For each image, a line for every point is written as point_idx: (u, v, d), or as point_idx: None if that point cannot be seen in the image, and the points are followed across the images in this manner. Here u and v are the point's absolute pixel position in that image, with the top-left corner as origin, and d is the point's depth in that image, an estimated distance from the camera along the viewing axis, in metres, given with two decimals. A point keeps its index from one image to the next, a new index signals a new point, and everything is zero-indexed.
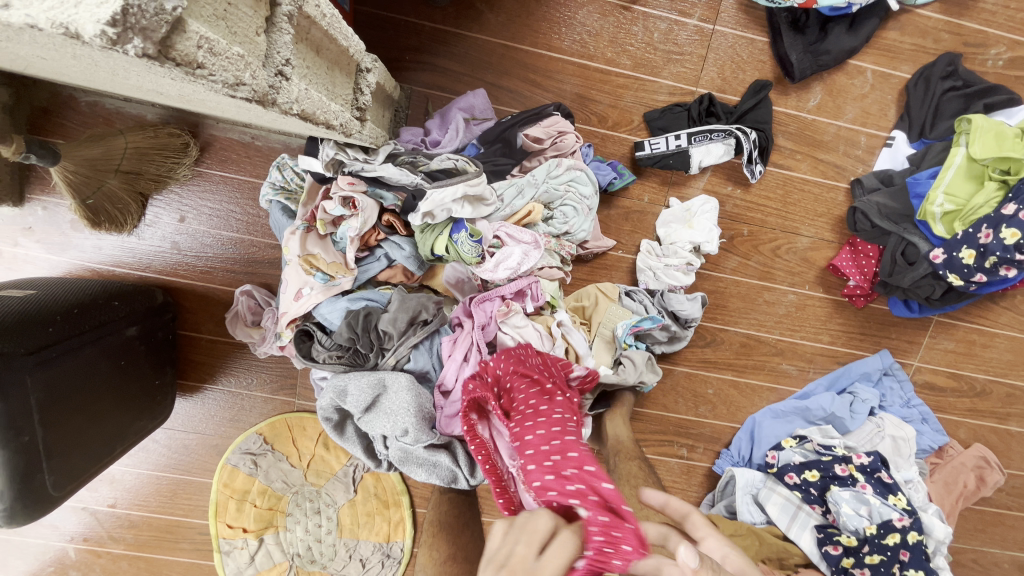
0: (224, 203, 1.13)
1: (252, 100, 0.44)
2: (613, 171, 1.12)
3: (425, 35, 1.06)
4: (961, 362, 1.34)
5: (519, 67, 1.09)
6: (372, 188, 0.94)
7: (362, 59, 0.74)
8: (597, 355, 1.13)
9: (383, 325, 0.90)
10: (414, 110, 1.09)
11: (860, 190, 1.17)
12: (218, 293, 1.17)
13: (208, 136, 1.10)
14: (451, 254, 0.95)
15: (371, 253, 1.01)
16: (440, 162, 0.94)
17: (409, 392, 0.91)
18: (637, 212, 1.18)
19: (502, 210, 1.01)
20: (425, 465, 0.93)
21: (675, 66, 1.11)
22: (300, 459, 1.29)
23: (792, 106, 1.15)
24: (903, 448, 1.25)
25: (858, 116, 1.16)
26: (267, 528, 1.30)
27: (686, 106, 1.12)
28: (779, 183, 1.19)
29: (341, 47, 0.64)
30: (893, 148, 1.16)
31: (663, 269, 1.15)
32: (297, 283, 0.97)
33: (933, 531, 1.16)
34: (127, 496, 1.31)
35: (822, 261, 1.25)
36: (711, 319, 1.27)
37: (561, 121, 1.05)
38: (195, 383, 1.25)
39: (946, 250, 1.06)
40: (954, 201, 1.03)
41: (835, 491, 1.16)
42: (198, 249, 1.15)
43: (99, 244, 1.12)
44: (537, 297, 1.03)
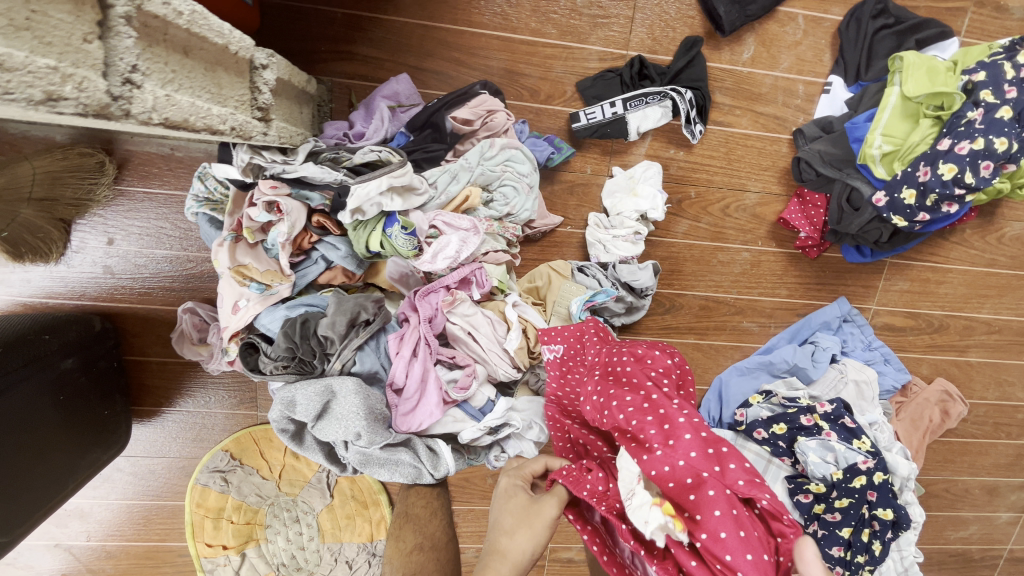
0: (153, 220, 1.08)
1: (87, 113, 0.41)
2: (551, 145, 1.09)
3: (338, 23, 1.01)
4: (917, 300, 1.35)
5: (441, 47, 1.04)
6: (296, 189, 0.89)
7: (256, 55, 0.70)
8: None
9: (323, 330, 0.87)
10: (337, 103, 1.05)
11: (803, 139, 1.16)
12: (161, 313, 1.13)
13: (123, 152, 1.04)
14: (387, 249, 0.93)
15: (307, 257, 0.98)
16: (363, 155, 0.91)
17: (358, 395, 0.89)
18: (581, 184, 1.16)
19: (437, 198, 0.98)
20: (387, 465, 0.90)
21: (603, 31, 1.07)
22: (272, 470, 1.28)
23: (726, 61, 1.12)
24: (866, 391, 1.28)
25: (794, 64, 1.14)
26: (247, 543, 1.30)
27: (618, 71, 1.09)
28: (721, 141, 1.17)
29: (221, 45, 0.60)
30: (831, 94, 1.14)
31: (611, 241, 1.14)
32: (232, 296, 0.94)
33: (898, 469, 1.18)
34: (99, 529, 1.28)
35: (772, 215, 1.24)
36: (668, 286, 1.26)
37: (489, 99, 1.02)
38: (152, 407, 1.21)
39: (888, 192, 1.05)
40: (892, 141, 1.03)
41: (802, 441, 1.16)
42: (132, 271, 1.10)
43: (27, 276, 1.07)
44: (482, 284, 1.00)
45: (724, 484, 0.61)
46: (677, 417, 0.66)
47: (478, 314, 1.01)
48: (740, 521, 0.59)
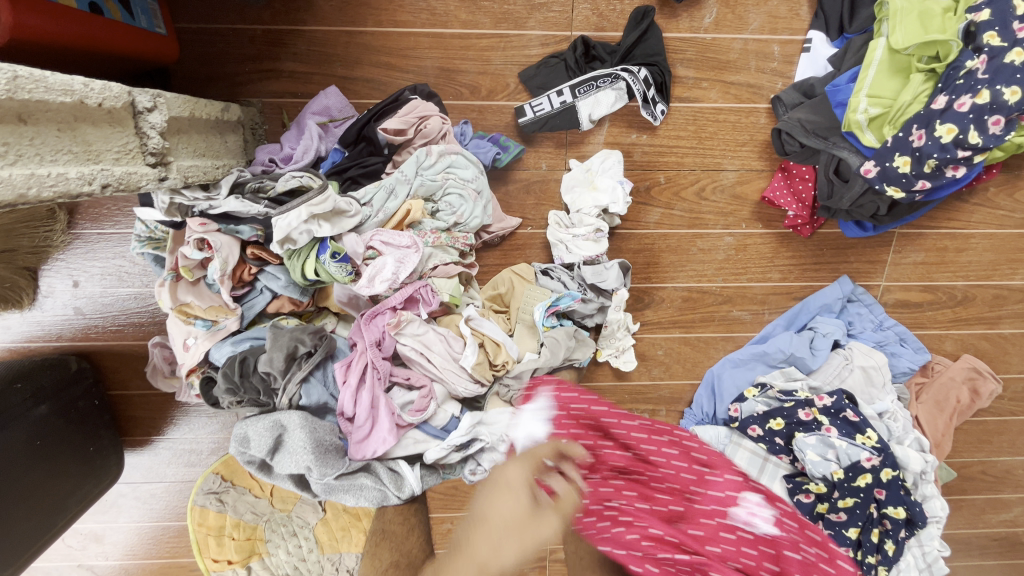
0: (111, 259, 1.09)
1: None
2: (495, 145, 1.01)
3: (260, 41, 0.97)
4: (934, 272, 1.20)
5: (369, 52, 0.98)
6: (225, 225, 0.87)
7: (134, 99, 0.66)
8: (521, 344, 1.06)
9: (262, 367, 0.85)
10: (271, 125, 1.01)
11: (781, 108, 1.03)
12: (134, 348, 1.16)
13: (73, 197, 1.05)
14: (324, 276, 0.89)
15: (252, 288, 0.96)
16: (286, 182, 0.87)
17: (304, 429, 0.87)
18: (538, 182, 1.08)
19: (374, 217, 0.94)
20: (351, 490, 0.89)
21: (541, 13, 0.98)
22: (264, 488, 1.34)
23: (685, 29, 1.00)
24: (875, 377, 1.16)
25: (765, 23, 1.01)
26: (251, 557, 1.31)
27: (562, 56, 1.00)
28: (689, 118, 1.06)
29: (74, 101, 0.57)
30: (812, 53, 1.01)
31: (572, 240, 1.06)
32: (180, 335, 0.95)
33: (910, 464, 1.08)
34: (115, 549, 1.35)
35: (755, 194, 1.12)
36: (646, 279, 1.17)
37: (420, 104, 0.95)
38: (143, 437, 1.25)
39: (878, 161, 0.92)
40: (878, 103, 0.90)
41: (800, 438, 1.08)
42: (101, 310, 1.12)
43: (6, 324, 1.11)
44: (429, 301, 0.97)
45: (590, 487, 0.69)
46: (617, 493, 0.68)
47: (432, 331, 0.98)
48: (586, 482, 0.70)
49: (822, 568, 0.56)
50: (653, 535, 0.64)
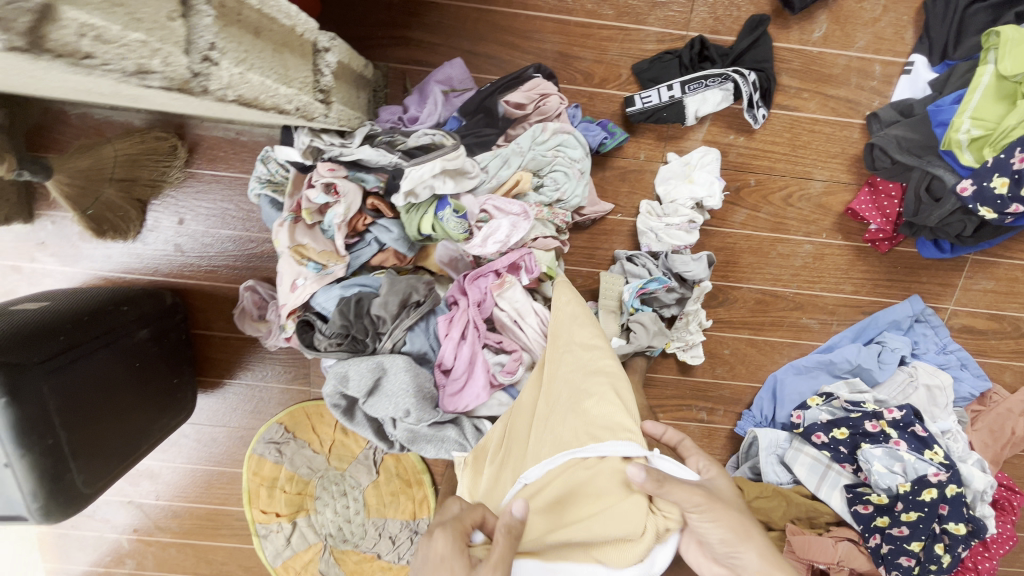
0: (219, 201, 1.14)
1: (173, 88, 0.43)
2: (603, 131, 1.06)
3: (395, 9, 1.02)
4: (1002, 302, 1.24)
5: (496, 30, 1.04)
6: (352, 172, 0.92)
7: (317, 38, 0.71)
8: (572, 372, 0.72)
9: (376, 309, 0.90)
10: (392, 88, 1.06)
11: (877, 125, 1.08)
12: (224, 290, 1.20)
13: (194, 136, 1.10)
14: (439, 232, 0.94)
15: (361, 239, 1.00)
16: (418, 138, 0.92)
17: (407, 373, 0.91)
18: (634, 171, 1.13)
19: (488, 182, 0.98)
20: (433, 441, 0.95)
21: (662, 10, 1.04)
22: (322, 445, 1.33)
23: (795, 40, 1.06)
24: (939, 397, 1.18)
25: (871, 43, 1.06)
26: (298, 512, 1.37)
27: (677, 53, 1.05)
28: (786, 126, 1.11)
29: (285, 26, 0.61)
30: (912, 75, 1.06)
31: (664, 230, 1.11)
32: (290, 275, 0.97)
33: (972, 482, 1.10)
34: (168, 489, 1.39)
35: (839, 206, 1.16)
36: (723, 278, 1.21)
37: (542, 83, 1.01)
38: (215, 379, 1.29)
39: (975, 180, 0.97)
40: (982, 125, 0.94)
41: (866, 448, 1.10)
42: (200, 250, 1.17)
43: (108, 253, 1.17)
44: (532, 269, 1.00)
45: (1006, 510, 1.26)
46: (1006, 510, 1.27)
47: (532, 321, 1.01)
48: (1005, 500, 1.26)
49: (998, 543, 1.22)
50: (1006, 525, 1.25)
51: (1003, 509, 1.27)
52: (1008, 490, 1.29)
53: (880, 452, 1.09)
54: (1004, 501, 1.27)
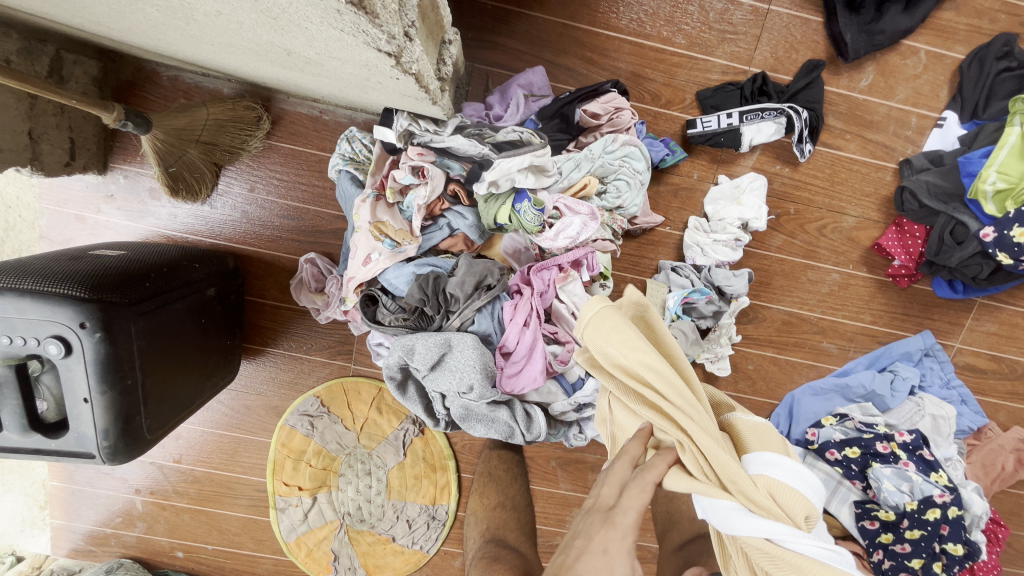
0: (293, 174, 1.19)
1: (392, 56, 0.48)
2: (666, 148, 1.14)
3: (489, 14, 1.10)
4: (1002, 344, 1.35)
5: (577, 45, 1.12)
6: (440, 158, 0.99)
7: (447, 31, 0.77)
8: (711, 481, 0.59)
9: (452, 288, 0.97)
10: (474, 87, 1.13)
11: (909, 170, 1.19)
12: (284, 260, 1.24)
13: (279, 110, 1.16)
14: (513, 223, 1.00)
15: (434, 223, 1.05)
16: (506, 134, 1.00)
17: (474, 350, 0.96)
18: (686, 188, 1.22)
19: (560, 182, 1.06)
20: (485, 420, 0.99)
21: (729, 46, 1.14)
22: (354, 422, 1.35)
23: (843, 86, 1.17)
24: (943, 427, 1.27)
25: (909, 97, 1.17)
26: (321, 488, 1.37)
27: (739, 85, 1.14)
28: (827, 163, 1.21)
29: (437, 16, 0.67)
30: (944, 129, 1.17)
31: (710, 245, 1.18)
32: (365, 249, 1.00)
33: (972, 506, 1.18)
34: (191, 452, 1.39)
35: (867, 240, 1.26)
36: (755, 296, 1.29)
37: (618, 97, 1.09)
38: (258, 346, 1.32)
39: (997, 228, 1.06)
40: (1007, 179, 1.04)
41: (877, 467, 1.15)
42: (265, 218, 1.21)
43: (175, 212, 1.20)
44: (593, 267, 1.07)
45: (993, 541, 1.31)
46: (995, 542, 1.32)
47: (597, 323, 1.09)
48: (991, 532, 1.32)
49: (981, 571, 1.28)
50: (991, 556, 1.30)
51: (992, 540, 1.32)
52: (997, 523, 1.34)
53: (892, 471, 1.14)
54: (992, 533, 1.32)
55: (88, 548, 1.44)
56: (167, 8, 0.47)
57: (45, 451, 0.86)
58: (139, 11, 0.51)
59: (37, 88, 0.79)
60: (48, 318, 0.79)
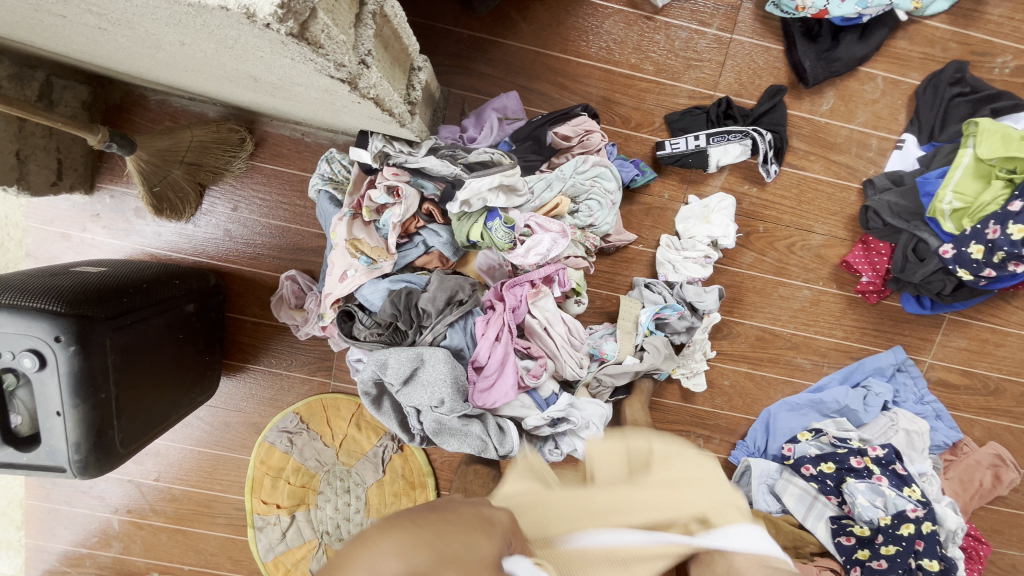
0: (274, 194, 1.22)
1: (345, 82, 0.51)
2: (636, 168, 1.18)
3: (464, 43, 1.15)
4: (973, 359, 1.37)
5: (549, 71, 1.17)
6: (414, 178, 1.02)
7: (415, 58, 0.81)
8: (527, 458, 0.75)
9: (424, 303, 0.99)
10: (451, 110, 1.18)
11: (872, 190, 1.22)
12: (264, 277, 1.26)
13: (262, 132, 1.20)
14: (485, 240, 1.03)
15: (410, 240, 1.08)
16: (478, 155, 1.03)
17: (446, 365, 0.98)
18: (658, 208, 1.25)
19: (532, 202, 1.09)
20: (457, 435, 1.00)
21: (695, 72, 1.19)
22: (333, 438, 1.36)
23: (805, 110, 1.22)
24: (917, 441, 1.27)
25: (870, 120, 1.22)
26: (299, 506, 1.36)
27: (705, 109, 1.19)
28: (794, 183, 1.25)
29: (402, 45, 0.71)
30: (904, 150, 1.21)
31: (681, 262, 1.21)
32: (342, 265, 1.04)
33: (946, 522, 1.18)
34: (170, 470, 1.39)
35: (835, 258, 1.29)
36: (728, 312, 1.32)
37: (588, 120, 1.13)
38: (239, 363, 1.33)
39: (956, 245, 1.09)
40: (963, 199, 1.09)
41: (851, 482, 1.16)
42: (247, 237, 1.24)
43: (159, 231, 1.23)
44: (564, 283, 1.09)
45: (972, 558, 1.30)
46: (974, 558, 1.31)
47: (574, 337, 1.12)
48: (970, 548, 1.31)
49: None
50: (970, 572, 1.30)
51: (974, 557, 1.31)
52: (975, 537, 1.34)
53: (868, 486, 1.15)
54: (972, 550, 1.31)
55: (63, 568, 1.42)
56: (137, 39, 0.51)
57: (16, 465, 0.87)
58: (112, 40, 0.55)
59: (24, 111, 0.82)
60: (24, 332, 0.81)
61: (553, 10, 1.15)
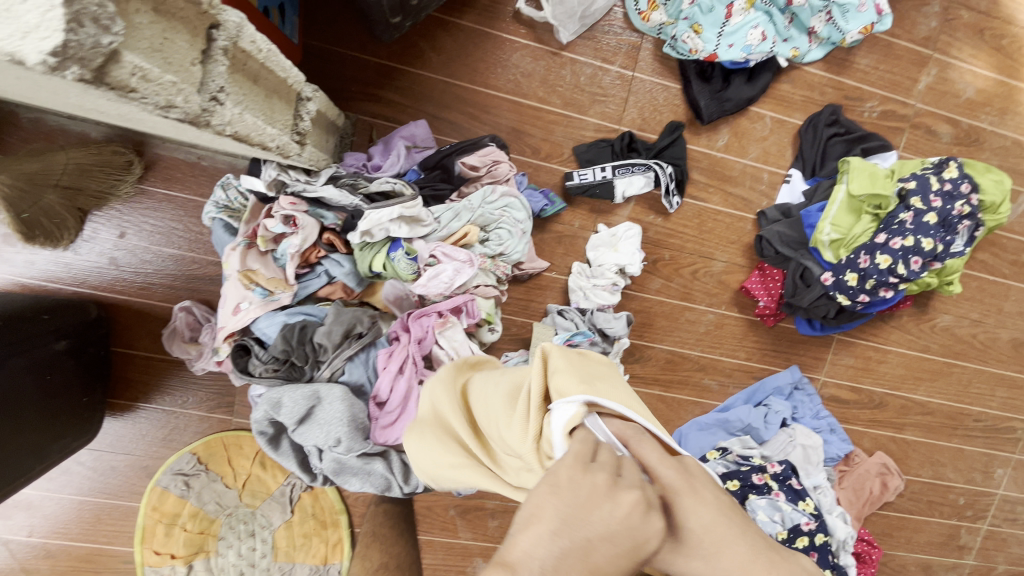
0: (166, 219, 1.15)
1: (184, 120, 0.49)
2: (545, 198, 1.20)
3: (371, 70, 1.14)
4: (860, 376, 1.48)
5: (458, 101, 1.18)
6: (313, 208, 0.99)
7: (303, 88, 0.80)
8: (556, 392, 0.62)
9: (319, 337, 0.96)
10: (358, 137, 1.16)
11: (765, 221, 1.31)
12: (156, 308, 1.18)
13: (153, 155, 1.13)
14: (389, 271, 1.03)
15: (312, 270, 1.04)
16: (379, 185, 1.01)
17: (343, 402, 0.94)
18: (569, 236, 1.28)
19: (439, 231, 1.07)
20: (359, 474, 0.97)
21: (600, 107, 1.24)
22: (236, 479, 1.27)
23: (703, 145, 1.29)
24: (812, 456, 1.35)
25: (760, 156, 1.31)
26: (197, 554, 1.26)
27: (610, 142, 1.24)
28: (695, 213, 1.32)
29: (279, 77, 0.69)
30: (791, 184, 1.31)
31: (591, 288, 1.25)
32: (235, 297, 0.97)
33: (836, 531, 1.25)
34: (45, 524, 1.24)
35: (735, 283, 1.36)
36: (639, 336, 1.36)
37: (496, 151, 1.14)
38: (127, 402, 1.23)
39: (834, 273, 1.20)
40: (839, 231, 1.18)
41: (753, 499, 1.20)
42: (137, 265, 1.15)
43: (32, 259, 1.12)
44: (473, 313, 1.08)
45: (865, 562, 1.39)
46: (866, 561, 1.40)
47: None
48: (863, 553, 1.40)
49: None
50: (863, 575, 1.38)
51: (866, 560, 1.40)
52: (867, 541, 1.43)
53: (768, 502, 1.20)
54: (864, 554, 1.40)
55: None
56: None
57: None
58: None
59: None
60: None
61: (460, 42, 1.16)
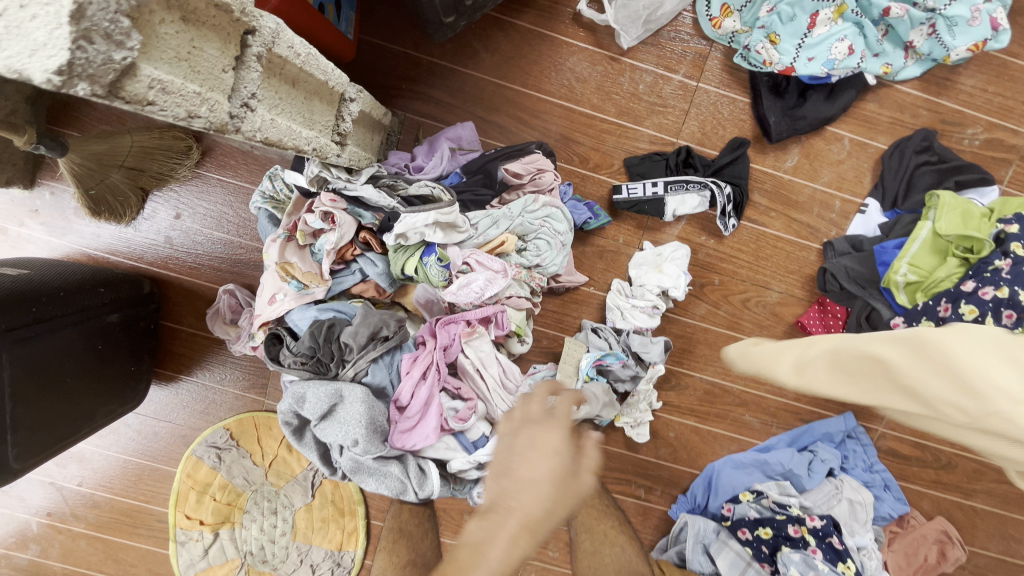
0: (218, 204, 1.20)
1: (213, 130, 0.48)
2: (589, 211, 1.15)
3: (423, 68, 1.12)
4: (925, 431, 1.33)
5: (508, 104, 1.15)
6: (351, 206, 0.97)
7: (346, 89, 0.79)
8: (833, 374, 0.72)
9: (346, 337, 0.95)
10: (405, 136, 1.15)
11: (831, 253, 1.19)
12: (203, 288, 1.23)
13: (211, 141, 1.17)
14: (420, 275, 1.02)
15: (346, 267, 1.04)
16: (418, 188, 1.01)
17: (363, 404, 0.94)
18: (611, 251, 1.22)
19: (474, 238, 1.05)
20: (375, 475, 0.93)
21: (657, 117, 1.16)
22: (263, 458, 1.32)
23: (769, 165, 1.19)
24: (860, 513, 1.23)
25: (833, 181, 1.19)
26: (223, 523, 1.31)
27: (665, 156, 1.16)
28: (752, 238, 1.22)
29: (320, 80, 0.68)
30: (866, 216, 1.19)
31: (629, 309, 1.18)
32: (272, 287, 1.01)
33: None
34: (94, 476, 1.34)
35: (791, 317, 1.25)
36: (677, 363, 1.28)
37: (541, 159, 1.10)
38: (172, 373, 1.30)
39: (907, 318, 1.08)
40: (917, 272, 1.06)
41: (785, 552, 1.11)
42: (189, 246, 1.21)
43: (99, 232, 1.19)
44: (502, 325, 1.06)
45: None
46: None
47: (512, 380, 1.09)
48: None
49: None
50: None
51: None
52: None
53: (802, 558, 1.10)
54: None
55: None
56: None
57: None
58: None
59: None
60: None
61: (516, 44, 1.12)
